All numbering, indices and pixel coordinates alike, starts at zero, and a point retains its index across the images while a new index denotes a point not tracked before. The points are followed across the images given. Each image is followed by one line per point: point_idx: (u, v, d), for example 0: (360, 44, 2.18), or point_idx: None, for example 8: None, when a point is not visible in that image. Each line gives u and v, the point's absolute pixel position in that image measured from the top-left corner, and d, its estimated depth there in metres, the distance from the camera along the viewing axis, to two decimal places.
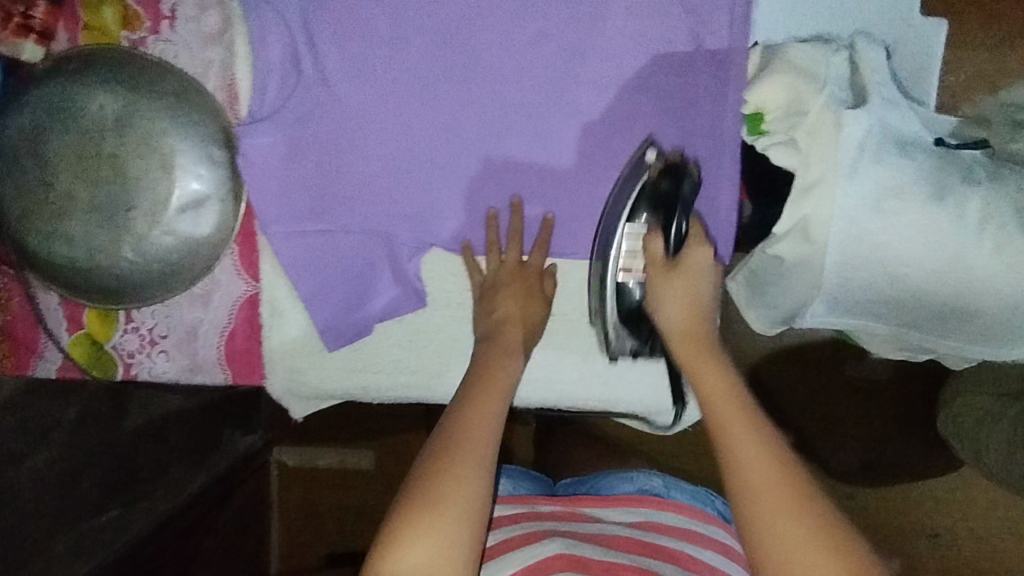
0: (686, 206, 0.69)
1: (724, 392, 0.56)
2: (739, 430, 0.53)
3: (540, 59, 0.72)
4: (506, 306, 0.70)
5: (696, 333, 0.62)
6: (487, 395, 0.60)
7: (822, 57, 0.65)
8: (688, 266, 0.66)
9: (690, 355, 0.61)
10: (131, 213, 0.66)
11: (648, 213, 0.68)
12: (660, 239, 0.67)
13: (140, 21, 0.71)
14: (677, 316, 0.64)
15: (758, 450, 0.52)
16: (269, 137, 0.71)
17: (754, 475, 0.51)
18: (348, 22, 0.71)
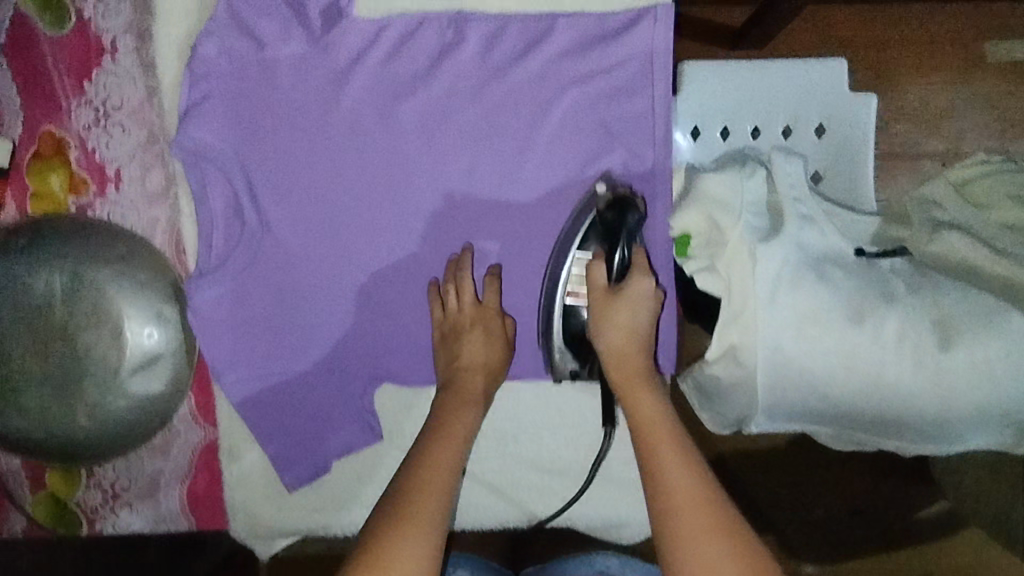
0: (633, 234, 0.69)
1: (658, 424, 0.60)
2: (671, 459, 0.57)
3: (474, 194, 0.75)
4: (469, 351, 0.70)
5: (633, 354, 0.65)
6: (440, 454, 0.62)
7: (738, 184, 0.67)
8: (627, 292, 0.66)
9: (625, 375, 0.64)
10: (84, 382, 0.69)
11: (597, 241, 0.69)
12: (603, 265, 0.67)
13: (86, 186, 0.74)
14: (617, 340, 0.65)
15: (684, 475, 0.56)
16: (216, 288, 0.73)
17: (680, 501, 0.54)
18: (286, 173, 0.74)
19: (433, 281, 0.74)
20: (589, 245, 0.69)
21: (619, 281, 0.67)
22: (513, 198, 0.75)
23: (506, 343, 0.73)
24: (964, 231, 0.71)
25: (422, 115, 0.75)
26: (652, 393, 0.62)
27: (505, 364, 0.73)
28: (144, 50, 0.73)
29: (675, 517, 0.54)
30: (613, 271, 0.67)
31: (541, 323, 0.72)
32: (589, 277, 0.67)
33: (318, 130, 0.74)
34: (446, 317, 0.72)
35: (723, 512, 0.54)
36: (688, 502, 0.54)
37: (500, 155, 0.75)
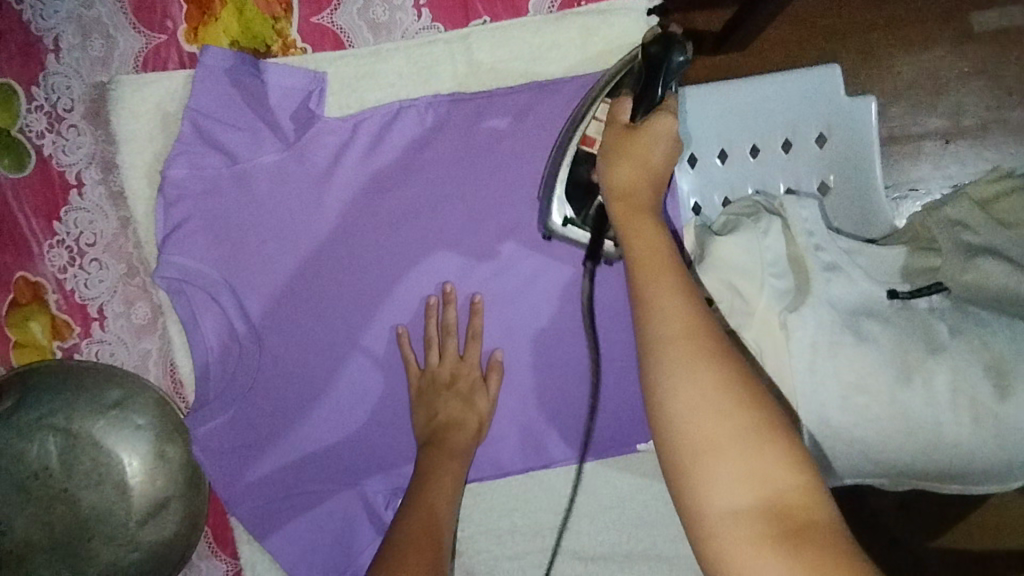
0: (671, 75, 0.61)
1: (652, 245, 0.51)
2: (663, 287, 0.48)
3: (475, 281, 0.72)
4: (448, 409, 0.68)
5: (641, 186, 0.56)
6: (428, 501, 0.61)
7: (754, 243, 0.63)
8: (650, 125, 0.57)
9: (625, 211, 0.55)
10: (91, 539, 0.65)
11: (631, 86, 0.63)
12: (627, 102, 0.61)
13: (70, 328, 0.71)
14: (624, 175, 0.56)
15: (678, 305, 0.47)
16: (217, 418, 0.69)
17: (671, 334, 0.46)
18: (278, 285, 0.71)
19: (400, 328, 0.71)
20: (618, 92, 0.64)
21: (642, 117, 0.60)
22: (518, 283, 0.72)
23: (487, 404, 0.70)
24: (995, 255, 0.67)
25: (410, 206, 0.71)
26: (656, 225, 0.53)
27: (487, 420, 0.70)
28: (110, 180, 0.71)
29: (671, 370, 0.45)
30: (641, 104, 0.60)
31: (542, 190, 0.67)
32: (614, 110, 0.62)
33: (303, 239, 0.71)
34: (423, 373, 0.70)
35: (757, 419, 0.43)
36: (686, 359, 0.44)
37: (497, 237, 0.72)
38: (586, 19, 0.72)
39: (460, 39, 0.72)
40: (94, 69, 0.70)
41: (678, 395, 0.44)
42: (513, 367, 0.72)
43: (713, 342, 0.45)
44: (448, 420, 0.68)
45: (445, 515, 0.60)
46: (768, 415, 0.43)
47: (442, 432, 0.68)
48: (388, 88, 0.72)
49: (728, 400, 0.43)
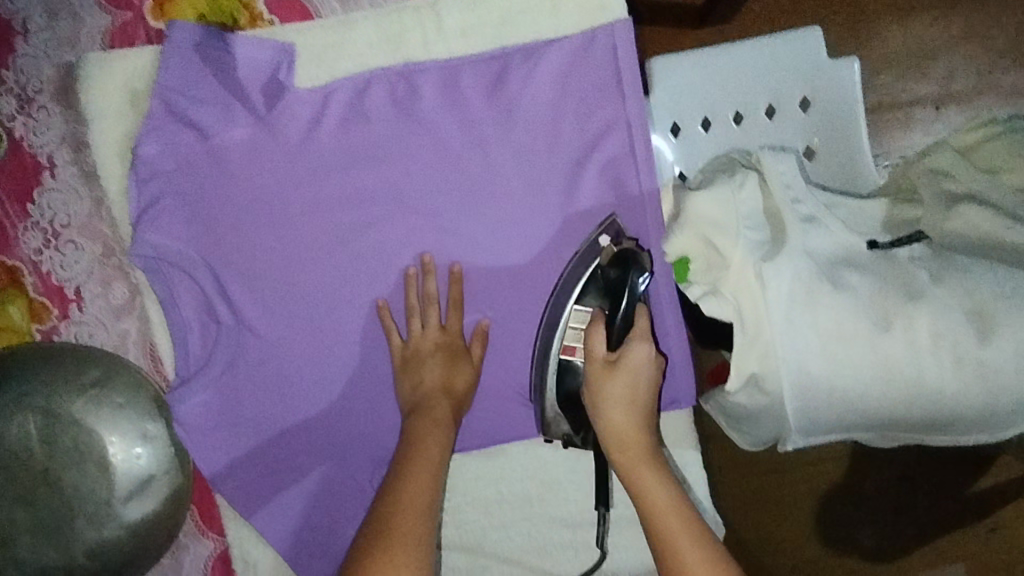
0: (636, 293, 0.62)
1: (665, 506, 0.56)
2: (680, 539, 0.55)
3: (454, 249, 0.71)
4: (431, 377, 0.67)
5: (638, 434, 0.60)
6: (419, 467, 0.60)
7: (729, 197, 0.62)
8: (628, 361, 0.60)
9: (632, 456, 0.59)
10: (75, 519, 0.65)
11: (597, 295, 0.64)
12: (601, 334, 0.61)
13: (48, 311, 0.70)
14: (623, 421, 0.60)
15: (695, 546, 0.54)
16: (199, 395, 0.69)
17: (693, 573, 0.53)
18: (254, 260, 0.70)
19: (381, 303, 0.69)
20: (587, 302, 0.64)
21: (617, 349, 0.61)
22: (498, 252, 0.71)
23: (471, 371, 0.69)
24: (977, 201, 0.66)
25: (386, 175, 0.70)
26: (657, 468, 0.59)
27: (471, 390, 0.69)
28: (83, 161, 0.71)
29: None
30: (613, 336, 0.61)
31: (535, 397, 0.67)
32: (588, 345, 0.62)
33: (278, 216, 0.70)
34: (405, 346, 0.68)
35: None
36: (714, 568, 0.53)
37: (473, 204, 0.70)
38: None
39: (429, 7, 0.72)
40: (61, 49, 0.70)
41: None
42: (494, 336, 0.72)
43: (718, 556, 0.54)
44: (433, 386, 0.67)
45: (439, 477, 0.60)
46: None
47: (431, 396, 0.66)
48: (358, 59, 0.72)
49: None
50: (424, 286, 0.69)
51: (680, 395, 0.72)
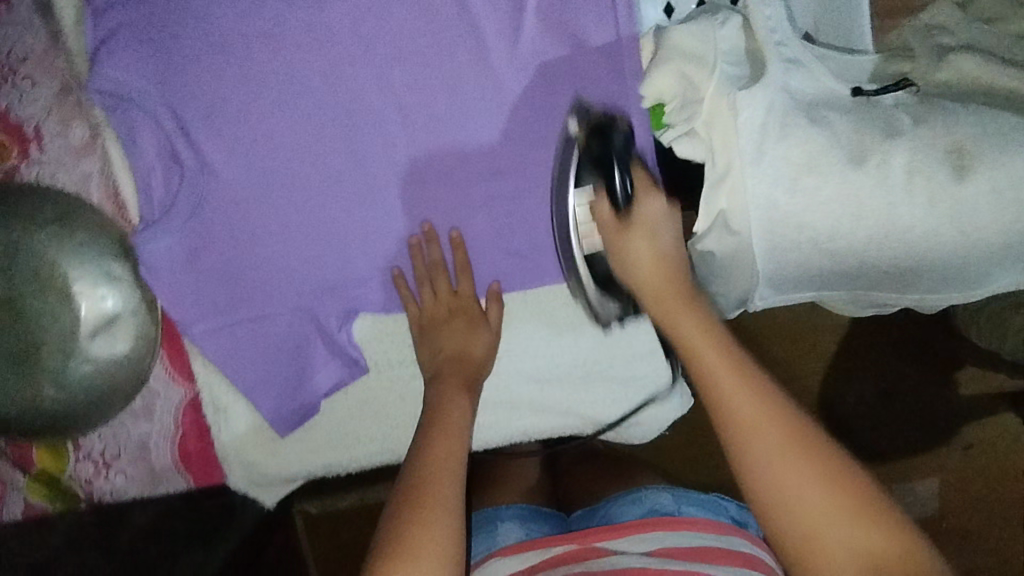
0: (623, 154, 0.61)
1: (696, 326, 0.54)
2: (713, 355, 0.52)
3: (424, 95, 0.68)
4: (447, 340, 0.70)
5: (661, 273, 0.58)
6: (443, 434, 0.59)
7: (709, 33, 0.60)
8: (642, 216, 0.59)
9: (661, 289, 0.57)
10: (42, 351, 0.65)
11: (591, 171, 0.62)
12: (605, 199, 0.60)
13: (7, 149, 0.68)
14: (647, 272, 0.58)
15: (721, 355, 0.52)
16: (167, 240, 0.68)
17: (728, 387, 0.50)
18: (217, 101, 0.67)
19: (395, 270, 0.71)
20: (587, 187, 0.62)
21: (628, 205, 0.60)
22: (471, 102, 0.68)
23: (490, 335, 0.71)
24: (973, 50, 0.63)
25: (353, 12, 0.66)
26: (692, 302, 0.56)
27: (492, 352, 0.71)
28: None
29: (766, 470, 0.47)
30: (615, 197, 0.59)
31: (579, 298, 0.70)
32: (595, 212, 0.61)
33: (241, 55, 0.66)
34: (421, 311, 0.71)
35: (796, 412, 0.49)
36: (747, 394, 0.49)
37: (444, 48, 0.67)
38: None
39: None
40: None
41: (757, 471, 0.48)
42: (464, 190, 0.70)
43: (743, 365, 0.51)
44: (452, 353, 0.69)
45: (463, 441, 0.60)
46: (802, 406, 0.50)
47: (449, 364, 0.68)
48: None
49: (780, 430, 0.48)
50: (431, 247, 0.70)
51: None
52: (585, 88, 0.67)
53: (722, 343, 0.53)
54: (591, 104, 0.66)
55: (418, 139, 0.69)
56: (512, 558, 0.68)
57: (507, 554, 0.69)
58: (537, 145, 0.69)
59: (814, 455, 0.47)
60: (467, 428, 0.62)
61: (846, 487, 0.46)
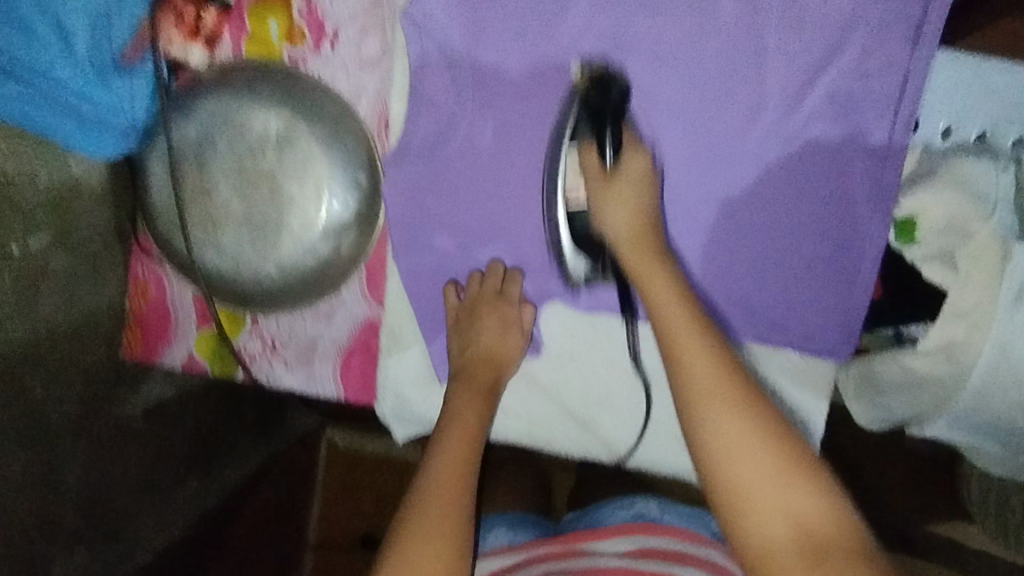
0: (617, 113, 0.68)
1: (673, 309, 0.58)
2: (687, 343, 0.55)
3: (695, 129, 0.70)
4: (483, 341, 0.72)
5: (641, 229, 0.65)
6: (458, 435, 0.66)
7: (994, 175, 0.63)
8: (626, 172, 0.66)
9: (677, 331, 0.56)
10: (280, 231, 0.68)
11: (585, 121, 0.67)
12: (595, 152, 0.66)
13: (303, 39, 0.72)
14: (622, 222, 0.65)
15: (704, 358, 0.54)
16: (414, 170, 0.73)
17: (696, 380, 0.53)
18: (505, 65, 0.70)
19: (450, 282, 0.73)
20: (579, 135, 0.67)
21: (617, 158, 0.66)
22: (729, 149, 0.71)
23: (520, 340, 0.73)
24: None
25: (660, 33, 0.69)
26: (707, 344, 0.55)
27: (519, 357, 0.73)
28: None
29: (726, 453, 0.50)
30: (603, 147, 0.66)
31: (553, 251, 0.71)
32: (583, 157, 0.67)
33: (544, 33, 0.69)
34: (457, 305, 0.73)
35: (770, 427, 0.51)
36: (732, 422, 0.51)
37: (728, 94, 0.70)
38: None
39: None
40: None
41: (757, 534, 0.48)
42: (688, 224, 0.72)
43: (725, 369, 0.53)
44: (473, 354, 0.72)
45: (475, 454, 0.66)
46: (806, 459, 0.50)
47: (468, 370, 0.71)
48: None
49: (739, 413, 0.51)
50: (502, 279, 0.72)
51: (836, 346, 0.72)
52: (841, 177, 0.70)
53: (750, 414, 0.51)
54: (600, 60, 0.70)
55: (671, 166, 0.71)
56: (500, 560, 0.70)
57: (496, 552, 0.72)
58: (774, 208, 0.71)
59: (761, 462, 0.49)
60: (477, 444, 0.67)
61: (796, 476, 0.49)
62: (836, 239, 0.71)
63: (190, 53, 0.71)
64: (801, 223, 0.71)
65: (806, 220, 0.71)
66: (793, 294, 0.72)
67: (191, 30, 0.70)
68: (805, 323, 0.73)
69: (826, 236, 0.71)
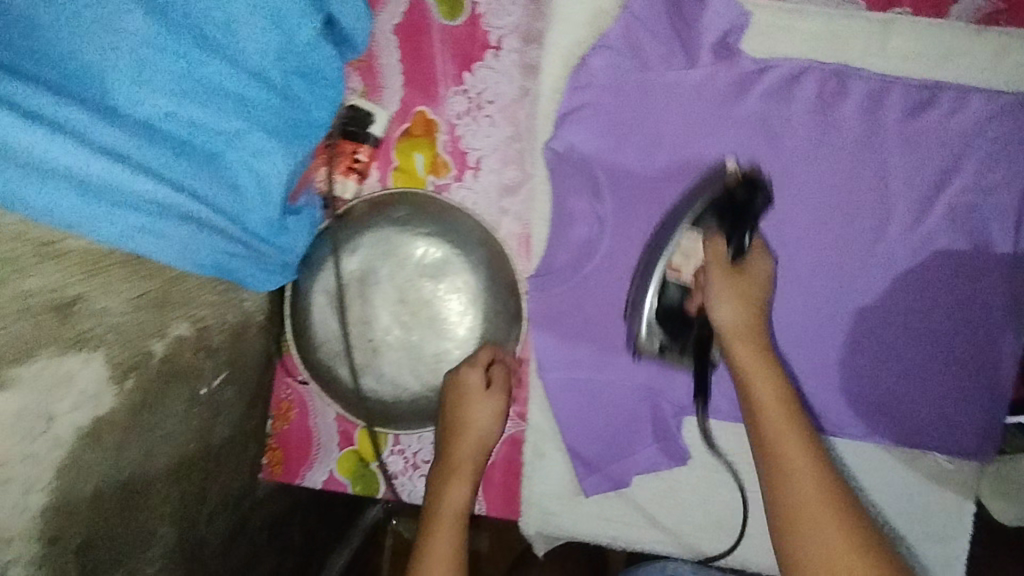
0: (752, 221, 0.69)
1: (797, 463, 0.59)
2: (809, 493, 0.57)
3: (825, 243, 0.74)
4: (476, 414, 0.70)
5: (755, 337, 0.65)
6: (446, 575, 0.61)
7: None
8: (750, 270, 0.68)
9: (797, 479, 0.58)
10: (438, 356, 0.73)
11: (714, 215, 0.69)
12: (723, 242, 0.67)
13: (446, 169, 0.77)
14: (765, 391, 0.62)
15: (833, 528, 0.55)
16: (554, 289, 0.75)
17: (824, 548, 0.55)
18: (640, 190, 0.75)
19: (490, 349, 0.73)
20: (703, 224, 0.68)
21: (735, 251, 0.67)
22: (859, 261, 0.74)
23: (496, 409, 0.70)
24: None
25: (786, 156, 0.74)
26: (836, 519, 0.56)
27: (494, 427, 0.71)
28: (525, 52, 0.76)
29: None
30: (732, 244, 0.67)
31: (630, 324, 0.73)
32: (707, 247, 0.67)
33: (677, 160, 0.74)
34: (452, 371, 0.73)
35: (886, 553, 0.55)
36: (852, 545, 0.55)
37: (854, 209, 0.73)
38: (1008, 37, 0.72)
39: (881, 22, 0.73)
40: None
41: None
42: (822, 333, 0.74)
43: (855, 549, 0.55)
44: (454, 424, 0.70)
45: None
46: None
47: (453, 442, 0.69)
48: (801, 42, 0.74)
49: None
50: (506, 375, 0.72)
51: (977, 447, 0.74)
52: (969, 284, 0.73)
53: None
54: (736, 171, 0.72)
55: (804, 280, 0.74)
56: None
57: None
58: (907, 317, 0.74)
59: (878, 551, 0.55)
60: (463, 520, 0.65)
61: None
62: (968, 345, 0.73)
63: (345, 187, 0.75)
64: (932, 331, 0.74)
65: (938, 326, 0.73)
66: (931, 400, 0.74)
67: (348, 166, 0.75)
68: (943, 428, 0.74)
69: (958, 343, 0.73)
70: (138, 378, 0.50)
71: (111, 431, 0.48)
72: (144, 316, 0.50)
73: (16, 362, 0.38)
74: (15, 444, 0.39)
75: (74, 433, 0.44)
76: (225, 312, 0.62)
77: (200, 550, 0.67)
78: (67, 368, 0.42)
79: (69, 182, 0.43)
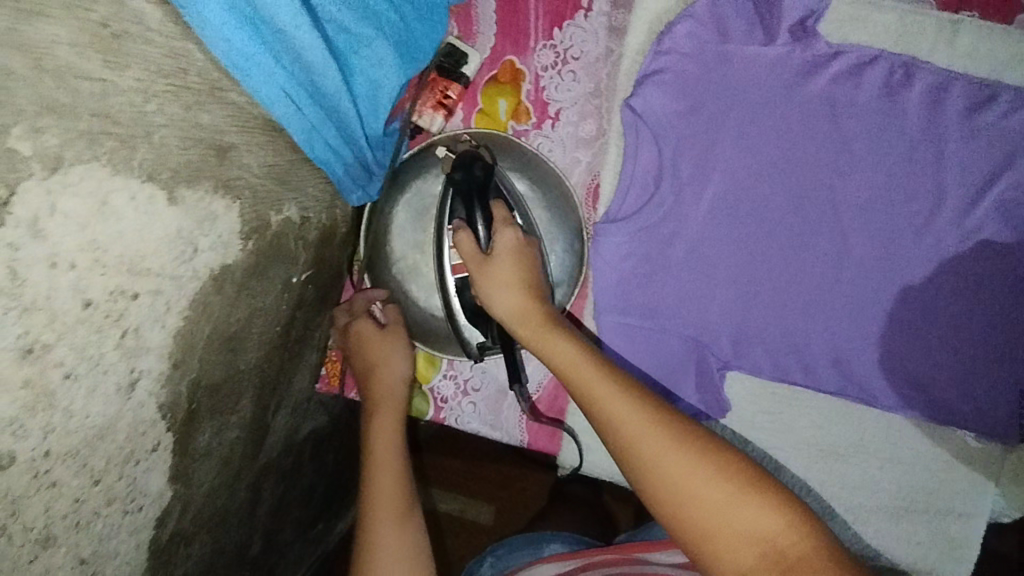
0: (484, 189, 0.67)
1: (592, 379, 0.59)
2: (615, 408, 0.56)
3: (880, 220, 0.77)
4: (379, 369, 0.72)
5: (530, 308, 0.64)
6: (389, 501, 0.64)
7: None
8: (495, 246, 0.65)
9: (601, 396, 0.57)
10: None
11: (460, 202, 0.68)
12: (467, 231, 0.65)
13: (527, 116, 0.82)
14: (512, 299, 0.64)
15: (648, 430, 0.55)
16: (620, 239, 0.79)
17: (651, 455, 0.54)
18: (706, 153, 0.79)
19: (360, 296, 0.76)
20: (456, 217, 0.68)
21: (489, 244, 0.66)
22: (911, 241, 0.77)
23: (404, 359, 0.73)
24: None
25: (848, 136, 0.78)
26: (646, 415, 0.56)
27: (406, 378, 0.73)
28: (614, 17, 0.82)
29: (713, 516, 0.51)
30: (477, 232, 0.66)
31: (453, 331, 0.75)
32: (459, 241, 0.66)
33: (746, 128, 0.79)
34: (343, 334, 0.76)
35: (767, 492, 0.51)
36: (730, 502, 0.51)
37: (908, 192, 0.77)
38: None
39: (951, 22, 0.78)
40: None
41: None
42: (869, 304, 0.77)
43: (673, 435, 0.54)
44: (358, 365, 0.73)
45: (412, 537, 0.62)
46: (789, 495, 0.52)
47: (367, 391, 0.72)
48: (873, 34, 0.79)
49: (709, 480, 0.52)
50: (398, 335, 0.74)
51: (1009, 430, 0.76)
52: (1015, 275, 0.76)
53: (725, 469, 0.52)
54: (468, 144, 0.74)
55: (856, 254, 0.77)
56: (559, 562, 0.73)
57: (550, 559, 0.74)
58: (952, 298, 0.77)
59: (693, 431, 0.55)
60: (398, 441, 0.68)
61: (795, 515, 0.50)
62: (1008, 332, 0.76)
63: (433, 120, 0.80)
64: (976, 316, 0.77)
65: (981, 311, 0.76)
66: (968, 381, 0.77)
67: (438, 101, 0.79)
68: (978, 409, 0.77)
69: (999, 328, 0.76)
70: (257, 242, 0.54)
71: (231, 283, 0.52)
72: (268, 186, 0.54)
73: (184, 184, 0.43)
74: (169, 262, 0.43)
75: (207, 274, 0.48)
76: (322, 210, 0.67)
77: (264, 439, 0.70)
78: (215, 209, 0.46)
79: (248, 28, 0.47)
